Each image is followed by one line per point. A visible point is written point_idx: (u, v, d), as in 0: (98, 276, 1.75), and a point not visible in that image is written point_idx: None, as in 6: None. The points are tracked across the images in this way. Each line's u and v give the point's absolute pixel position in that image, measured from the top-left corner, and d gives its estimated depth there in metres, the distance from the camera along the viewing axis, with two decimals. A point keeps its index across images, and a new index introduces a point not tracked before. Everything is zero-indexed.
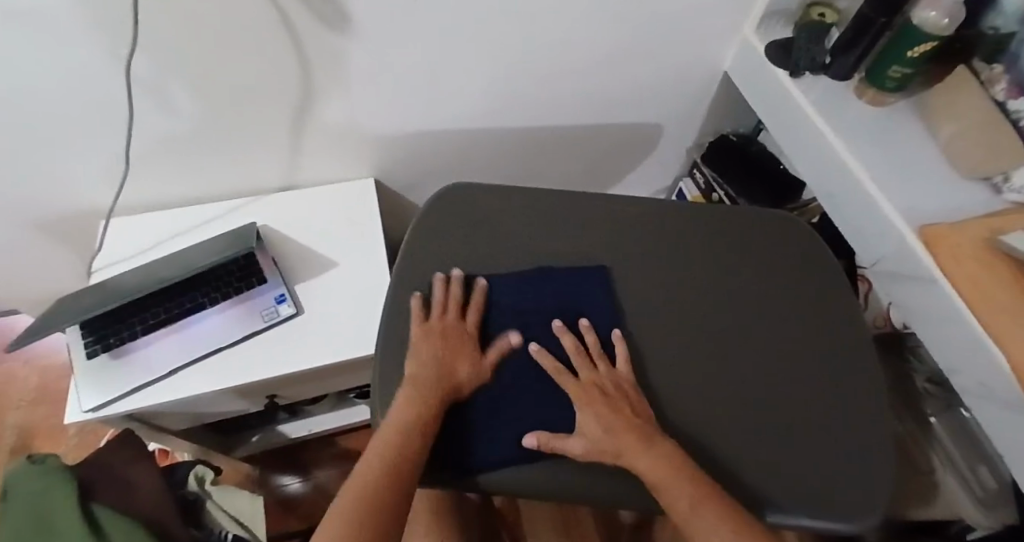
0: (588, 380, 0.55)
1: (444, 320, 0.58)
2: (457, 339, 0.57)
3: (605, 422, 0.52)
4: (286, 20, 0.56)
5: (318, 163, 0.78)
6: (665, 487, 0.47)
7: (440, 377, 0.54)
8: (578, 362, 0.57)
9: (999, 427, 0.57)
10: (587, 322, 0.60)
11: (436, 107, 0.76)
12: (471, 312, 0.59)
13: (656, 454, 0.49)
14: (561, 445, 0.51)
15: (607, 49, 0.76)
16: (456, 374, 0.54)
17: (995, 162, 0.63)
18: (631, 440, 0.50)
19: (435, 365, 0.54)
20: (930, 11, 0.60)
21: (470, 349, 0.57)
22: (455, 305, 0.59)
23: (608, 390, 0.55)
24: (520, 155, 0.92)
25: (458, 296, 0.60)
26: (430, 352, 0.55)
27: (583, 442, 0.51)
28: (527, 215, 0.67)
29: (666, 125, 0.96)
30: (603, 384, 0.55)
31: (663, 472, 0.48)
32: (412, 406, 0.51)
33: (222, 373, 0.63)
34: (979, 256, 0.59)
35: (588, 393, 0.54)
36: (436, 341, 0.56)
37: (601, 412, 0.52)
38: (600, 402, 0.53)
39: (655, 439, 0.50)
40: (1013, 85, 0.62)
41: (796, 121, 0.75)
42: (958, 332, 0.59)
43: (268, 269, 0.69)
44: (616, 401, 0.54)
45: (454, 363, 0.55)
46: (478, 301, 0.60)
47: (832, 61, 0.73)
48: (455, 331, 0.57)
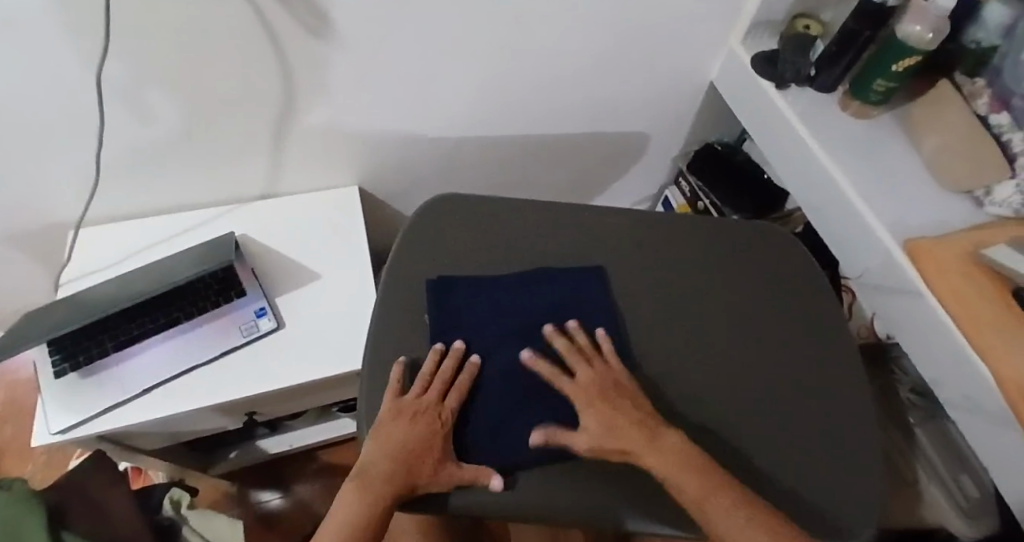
0: (587, 379, 0.54)
1: (421, 400, 0.53)
2: (430, 427, 0.51)
3: (611, 420, 0.51)
4: (267, 26, 0.54)
5: (300, 171, 0.76)
6: (678, 480, 0.47)
7: (400, 473, 0.48)
8: (575, 362, 0.56)
9: (985, 438, 0.58)
10: (604, 333, 0.59)
11: (422, 114, 0.75)
12: (451, 395, 0.53)
13: (664, 449, 0.49)
14: (567, 442, 0.51)
15: (595, 58, 0.75)
16: (418, 473, 0.49)
17: (980, 175, 0.63)
18: (634, 434, 0.50)
19: (398, 455, 0.49)
20: (915, 25, 0.61)
21: (441, 446, 0.51)
22: (436, 384, 0.54)
23: (607, 388, 0.53)
24: (507, 164, 0.91)
25: (444, 375, 0.54)
26: (394, 438, 0.50)
27: (587, 440, 0.50)
28: (515, 225, 0.66)
29: (653, 134, 0.95)
30: (603, 382, 0.54)
31: (671, 463, 0.48)
32: (361, 502, 0.46)
33: (201, 391, 0.61)
34: (964, 269, 0.59)
35: (579, 389, 0.54)
36: (404, 424, 0.51)
37: (603, 411, 0.52)
38: (591, 395, 0.53)
39: (660, 433, 0.50)
40: (996, 98, 0.64)
41: (782, 133, 0.75)
42: (944, 345, 0.59)
43: (248, 281, 0.67)
44: (617, 399, 0.53)
45: (419, 458, 0.49)
46: (464, 382, 0.54)
47: (818, 73, 0.73)
48: (430, 417, 0.52)
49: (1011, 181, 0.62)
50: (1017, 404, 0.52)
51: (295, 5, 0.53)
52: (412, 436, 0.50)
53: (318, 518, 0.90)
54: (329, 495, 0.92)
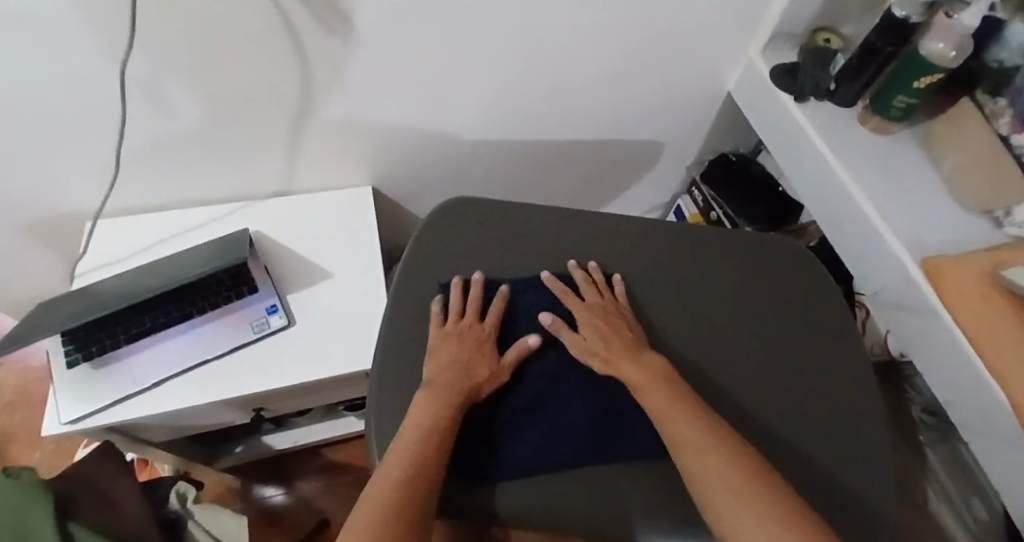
0: (594, 303, 0.59)
1: (461, 323, 0.57)
2: (478, 341, 0.56)
3: (609, 335, 0.56)
4: (287, 23, 0.54)
5: (315, 170, 0.76)
6: (643, 389, 0.51)
7: (461, 379, 0.52)
8: (585, 288, 0.60)
9: (999, 461, 0.57)
10: (620, 279, 0.63)
11: (438, 116, 0.75)
12: (492, 313, 0.59)
13: (642, 363, 0.53)
14: (564, 334, 0.57)
15: (612, 65, 0.75)
16: (479, 377, 0.53)
17: (1000, 195, 0.63)
18: (619, 349, 0.54)
19: (456, 366, 0.53)
20: (939, 42, 0.60)
21: (491, 352, 0.56)
22: (472, 307, 0.58)
23: (609, 310, 0.58)
24: (520, 168, 0.91)
25: (476, 299, 0.59)
26: (451, 353, 0.54)
27: (578, 343, 0.56)
28: (529, 230, 0.66)
29: (667, 142, 0.95)
30: (607, 306, 0.59)
31: (645, 375, 0.52)
32: (435, 405, 0.50)
33: (211, 386, 0.61)
34: (982, 290, 0.58)
35: (644, 354, 0.54)
36: (456, 341, 0.55)
37: (597, 325, 0.57)
38: (656, 366, 0.53)
39: (643, 354, 0.54)
40: (1017, 118, 0.62)
41: (799, 145, 0.74)
42: (959, 365, 0.59)
43: (260, 277, 0.67)
44: (615, 319, 0.57)
45: (474, 364, 0.54)
46: (497, 302, 0.59)
47: (838, 87, 0.73)
48: (476, 334, 0.57)
49: None
50: None
51: (318, 3, 0.53)
52: (466, 351, 0.55)
53: (321, 515, 0.90)
54: (332, 493, 0.93)
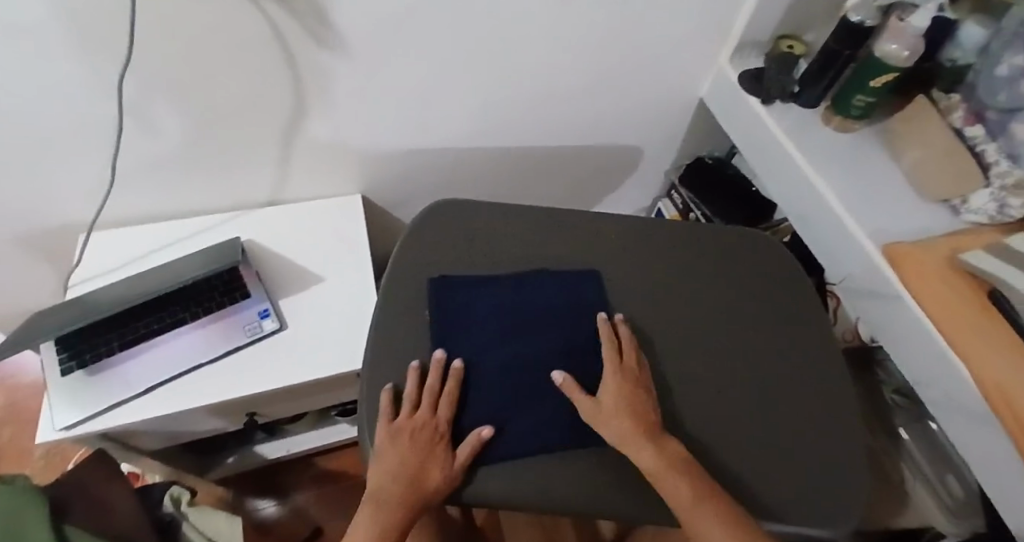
0: (628, 368, 0.58)
1: (415, 417, 0.54)
2: (430, 440, 0.53)
3: (629, 420, 0.53)
4: (277, 33, 0.56)
5: (304, 179, 0.78)
6: (662, 474, 0.50)
7: (407, 490, 0.50)
8: (626, 347, 0.59)
9: (966, 434, 0.60)
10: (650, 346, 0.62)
11: (424, 124, 0.77)
12: (443, 405, 0.55)
13: (661, 447, 0.52)
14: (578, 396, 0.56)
15: (591, 72, 0.78)
16: (426, 486, 0.51)
17: (957, 185, 0.67)
18: (641, 429, 0.53)
19: (405, 476, 0.51)
20: (892, 43, 0.65)
21: (443, 454, 0.52)
22: (427, 397, 0.55)
23: (632, 378, 0.57)
24: (504, 175, 0.94)
25: (431, 386, 0.55)
26: (396, 459, 0.51)
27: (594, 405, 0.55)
28: (513, 231, 0.68)
29: (646, 147, 0.99)
30: (637, 375, 0.58)
31: (664, 463, 0.51)
32: (374, 523, 0.48)
33: (205, 389, 0.62)
34: (942, 273, 0.62)
35: (667, 449, 0.52)
36: (404, 443, 0.52)
37: (624, 396, 0.55)
38: (681, 462, 0.51)
39: (662, 437, 0.53)
40: (970, 113, 0.68)
41: (767, 145, 0.78)
42: (926, 345, 0.62)
43: (253, 283, 0.68)
44: (642, 393, 0.56)
45: (422, 471, 0.51)
46: (451, 390, 0.55)
47: (801, 90, 0.77)
48: (427, 431, 0.53)
49: (985, 189, 0.65)
50: (996, 403, 0.54)
51: (308, 15, 0.56)
52: (414, 456, 0.52)
53: (314, 525, 0.90)
54: (325, 503, 0.93)
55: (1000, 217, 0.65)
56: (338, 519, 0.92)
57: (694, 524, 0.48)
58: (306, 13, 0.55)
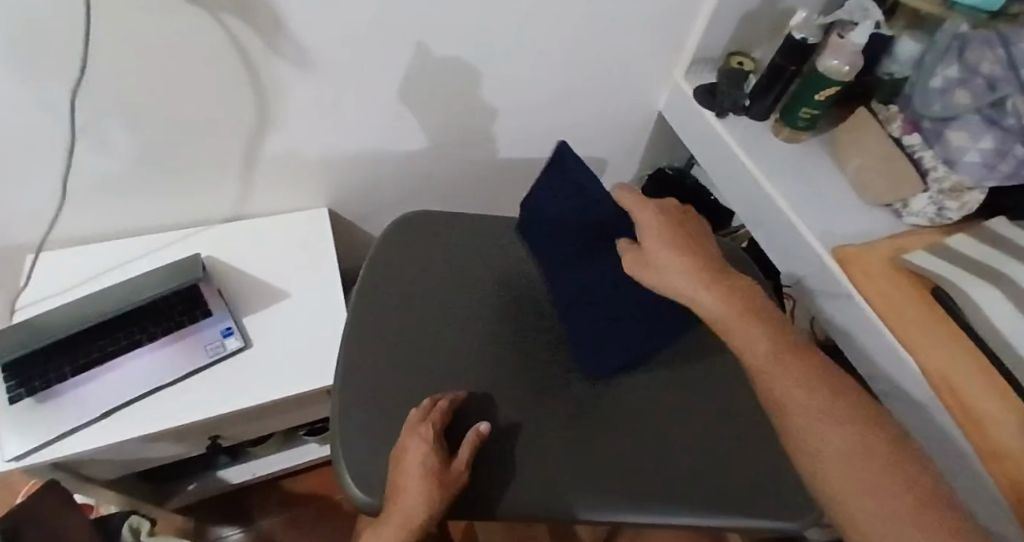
0: (674, 226, 0.55)
1: (409, 426, 0.51)
2: (424, 442, 0.48)
3: (675, 273, 0.52)
4: (238, 46, 0.56)
5: (268, 194, 0.77)
6: (732, 327, 0.50)
7: (406, 508, 0.46)
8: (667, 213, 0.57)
9: (917, 424, 0.64)
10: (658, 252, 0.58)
11: (389, 137, 0.77)
12: (435, 412, 0.52)
13: (728, 294, 0.51)
14: (636, 267, 0.54)
15: (554, 85, 0.80)
16: (426, 488, 0.46)
17: (897, 191, 0.71)
18: (707, 279, 0.52)
19: (401, 496, 0.47)
20: (833, 59, 0.69)
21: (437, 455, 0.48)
22: (422, 412, 0.52)
23: (671, 226, 0.55)
24: (470, 186, 0.95)
25: (426, 403, 0.53)
26: (398, 470, 0.48)
27: (649, 272, 0.53)
28: (478, 242, 0.68)
29: (609, 159, 1.01)
30: (686, 232, 0.55)
31: (735, 315, 0.50)
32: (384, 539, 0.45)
33: (168, 412, 0.60)
34: (887, 273, 0.66)
35: (739, 298, 0.51)
36: (403, 453, 0.49)
37: (680, 255, 0.53)
38: (748, 308, 0.50)
39: (726, 284, 0.52)
40: (907, 122, 0.71)
41: (723, 156, 0.81)
42: (877, 340, 0.65)
43: (215, 301, 0.66)
44: (697, 248, 0.54)
45: (417, 475, 0.47)
46: (443, 405, 0.53)
47: (752, 103, 0.81)
48: (419, 433, 0.49)
49: (924, 194, 0.69)
50: (942, 391, 0.58)
51: (269, 28, 0.56)
52: (410, 463, 0.48)
53: None
54: (294, 527, 0.90)
55: (940, 219, 0.70)
56: None
57: (768, 377, 0.48)
58: (266, 27, 0.55)
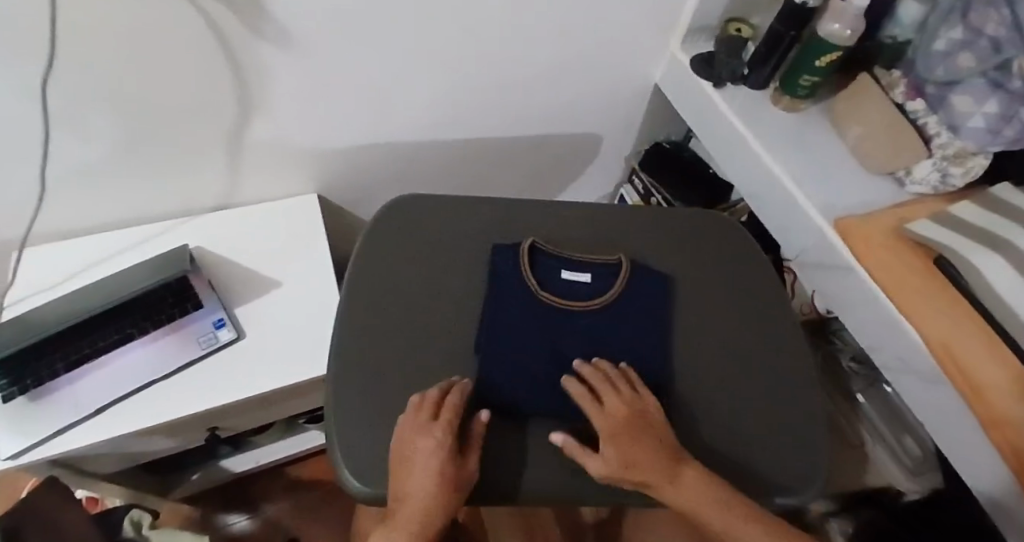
0: (616, 413, 0.53)
1: (418, 427, 0.49)
2: (438, 447, 0.48)
3: (631, 459, 0.50)
4: (217, 29, 0.54)
5: (256, 180, 0.75)
6: (696, 510, 0.48)
7: (422, 514, 0.46)
8: (604, 392, 0.54)
9: (919, 397, 0.63)
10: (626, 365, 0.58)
11: (380, 118, 0.76)
12: (446, 409, 0.50)
13: (686, 484, 0.49)
14: (583, 461, 0.51)
15: (546, 61, 0.78)
16: (445, 493, 0.47)
17: (900, 158, 0.69)
18: (660, 473, 0.49)
19: (416, 502, 0.46)
20: (834, 23, 0.67)
21: (453, 457, 0.49)
22: (435, 409, 0.51)
23: (635, 418, 0.52)
24: (464, 166, 0.93)
25: (432, 396, 0.51)
26: (413, 473, 0.47)
27: (600, 467, 0.50)
28: (473, 223, 0.67)
29: (605, 134, 0.99)
30: (629, 415, 0.53)
31: (695, 500, 0.48)
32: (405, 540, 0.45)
33: (165, 407, 0.60)
34: (890, 244, 0.65)
35: (689, 474, 0.49)
36: (417, 455, 0.48)
37: (628, 442, 0.51)
38: (702, 482, 0.49)
39: (681, 469, 0.50)
40: (910, 87, 0.69)
41: (721, 129, 0.79)
42: (879, 313, 0.64)
43: (205, 293, 0.65)
44: (644, 431, 0.51)
45: (435, 481, 0.47)
46: (455, 400, 0.52)
47: (750, 72, 0.79)
48: (434, 437, 0.48)
49: (928, 160, 0.68)
50: (944, 362, 0.58)
51: (248, 12, 0.53)
52: (427, 467, 0.47)
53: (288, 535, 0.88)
54: (299, 512, 0.91)
55: (944, 187, 0.69)
56: (314, 528, 0.90)
57: None
58: (245, 11, 0.53)
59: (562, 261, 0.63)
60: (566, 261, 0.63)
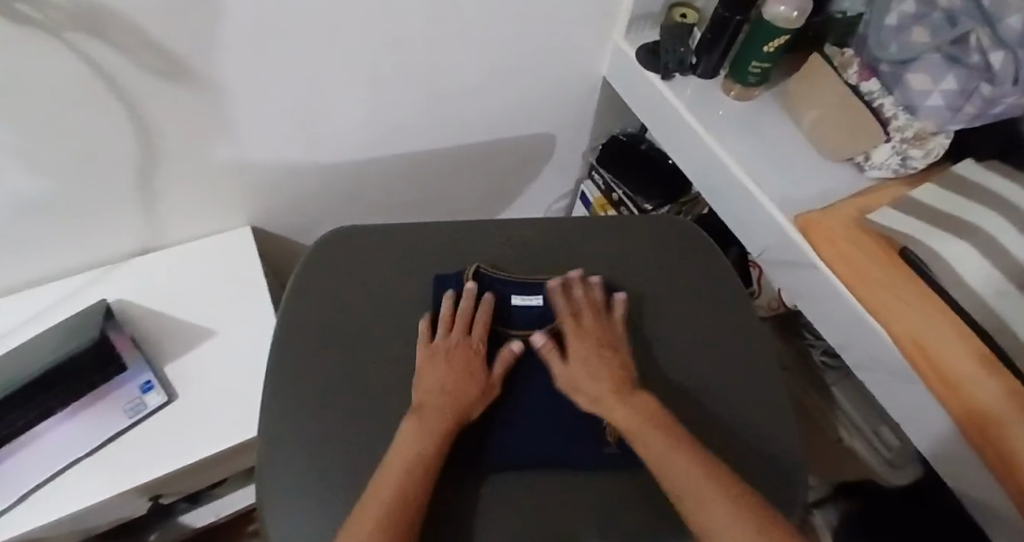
0: (588, 327, 0.56)
1: (450, 339, 0.54)
2: (466, 358, 0.53)
3: (588, 375, 0.52)
4: (103, 72, 0.48)
5: (180, 220, 0.71)
6: (634, 430, 0.48)
7: (447, 398, 0.49)
8: (585, 310, 0.57)
9: (893, 394, 0.61)
10: (597, 280, 0.60)
11: (310, 143, 0.71)
12: (477, 326, 0.56)
13: (629, 402, 0.50)
14: (553, 359, 0.54)
15: (484, 65, 0.73)
16: (464, 398, 0.50)
17: (858, 142, 0.65)
18: (607, 387, 0.51)
19: (442, 390, 0.50)
20: (779, 6, 0.63)
21: (480, 369, 0.53)
22: (461, 321, 0.56)
23: (603, 338, 0.55)
24: (411, 180, 0.88)
25: (464, 314, 0.56)
26: (437, 376, 0.51)
27: (562, 371, 0.53)
28: (416, 251, 0.63)
29: (558, 133, 0.95)
30: (600, 332, 0.56)
31: (634, 418, 0.48)
32: (418, 432, 0.46)
33: (93, 486, 0.55)
34: (851, 237, 0.62)
35: (635, 396, 0.50)
36: (444, 362, 0.52)
37: (587, 356, 0.53)
38: (646, 404, 0.50)
39: (631, 392, 0.51)
40: (864, 67, 0.66)
41: (672, 124, 0.76)
42: (845, 310, 0.62)
43: (129, 354, 0.61)
44: (608, 350, 0.54)
45: (461, 384, 0.51)
46: (483, 315, 0.56)
47: (698, 61, 0.75)
48: (463, 350, 0.54)
49: (886, 145, 0.64)
50: (912, 355, 0.55)
51: (138, 51, 0.48)
52: (454, 373, 0.52)
53: None
54: None
55: (905, 169, 0.65)
56: None
57: (686, 486, 0.43)
58: (130, 48, 0.47)
59: (510, 284, 0.60)
60: (516, 283, 0.60)
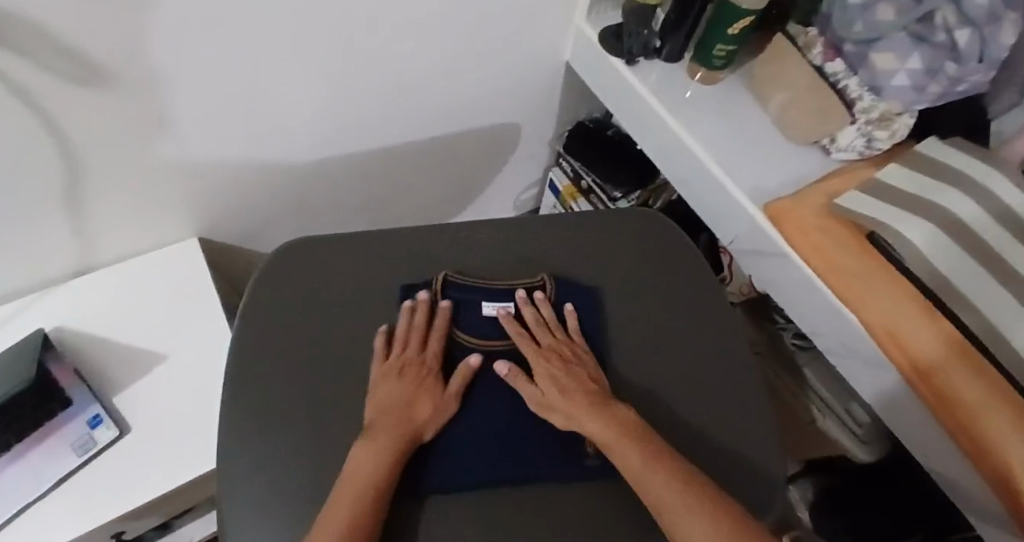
0: (549, 347, 0.54)
1: (406, 354, 0.52)
2: (420, 374, 0.51)
3: (562, 391, 0.50)
4: (12, 85, 0.43)
5: (122, 235, 0.66)
6: (612, 444, 0.46)
7: (403, 415, 0.47)
8: (538, 330, 0.55)
9: (865, 379, 0.61)
10: (541, 295, 0.58)
11: (259, 145, 0.66)
12: (434, 341, 0.54)
13: (607, 415, 0.48)
14: (523, 382, 0.52)
15: (441, 54, 0.70)
16: (419, 416, 0.48)
17: (824, 125, 0.65)
18: (582, 400, 0.49)
19: (397, 406, 0.48)
20: None
21: (435, 386, 0.51)
22: (416, 336, 0.54)
23: (564, 358, 0.53)
24: (371, 178, 0.84)
25: (420, 327, 0.54)
26: (392, 393, 0.49)
27: (534, 393, 0.51)
28: (378, 260, 0.60)
29: (522, 122, 0.92)
30: (562, 350, 0.54)
31: (613, 431, 0.47)
32: (374, 450, 0.44)
33: (43, 531, 0.52)
34: (821, 224, 0.61)
35: (613, 409, 0.49)
36: (399, 378, 0.50)
37: (555, 375, 0.52)
38: (624, 417, 0.48)
39: (607, 405, 0.49)
40: (829, 47, 0.65)
41: (638, 111, 0.73)
42: (817, 298, 0.61)
43: (74, 387, 0.58)
44: (576, 368, 0.53)
45: (417, 401, 0.49)
46: (438, 329, 0.55)
47: (663, 44, 0.73)
48: (417, 367, 0.52)
49: (851, 127, 0.64)
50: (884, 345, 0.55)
51: (54, 60, 0.44)
52: (410, 389, 0.50)
53: None
54: None
55: (870, 151, 0.65)
56: None
57: (666, 500, 0.42)
58: (41, 55, 0.43)
59: (477, 290, 0.58)
60: (482, 290, 0.58)
